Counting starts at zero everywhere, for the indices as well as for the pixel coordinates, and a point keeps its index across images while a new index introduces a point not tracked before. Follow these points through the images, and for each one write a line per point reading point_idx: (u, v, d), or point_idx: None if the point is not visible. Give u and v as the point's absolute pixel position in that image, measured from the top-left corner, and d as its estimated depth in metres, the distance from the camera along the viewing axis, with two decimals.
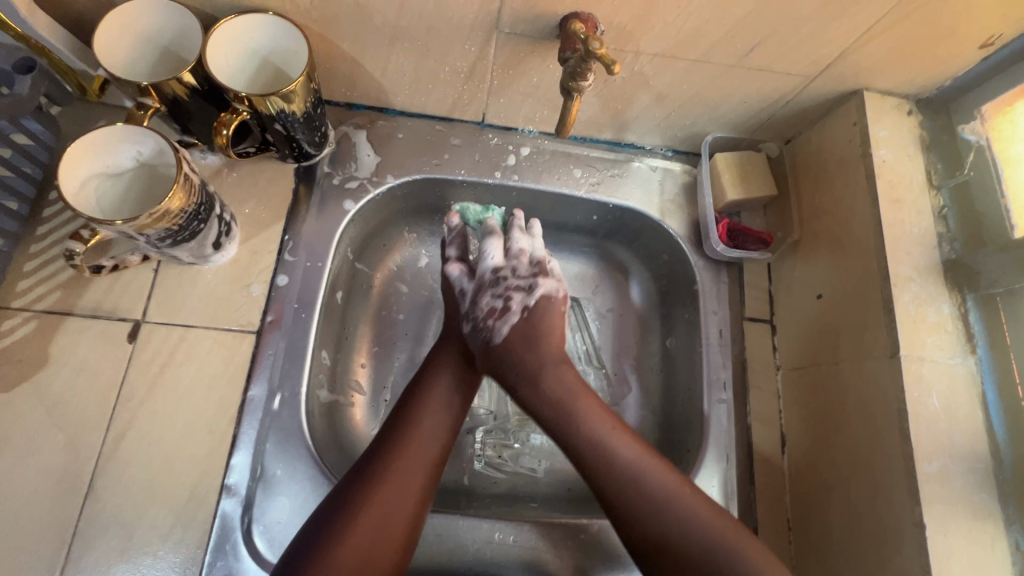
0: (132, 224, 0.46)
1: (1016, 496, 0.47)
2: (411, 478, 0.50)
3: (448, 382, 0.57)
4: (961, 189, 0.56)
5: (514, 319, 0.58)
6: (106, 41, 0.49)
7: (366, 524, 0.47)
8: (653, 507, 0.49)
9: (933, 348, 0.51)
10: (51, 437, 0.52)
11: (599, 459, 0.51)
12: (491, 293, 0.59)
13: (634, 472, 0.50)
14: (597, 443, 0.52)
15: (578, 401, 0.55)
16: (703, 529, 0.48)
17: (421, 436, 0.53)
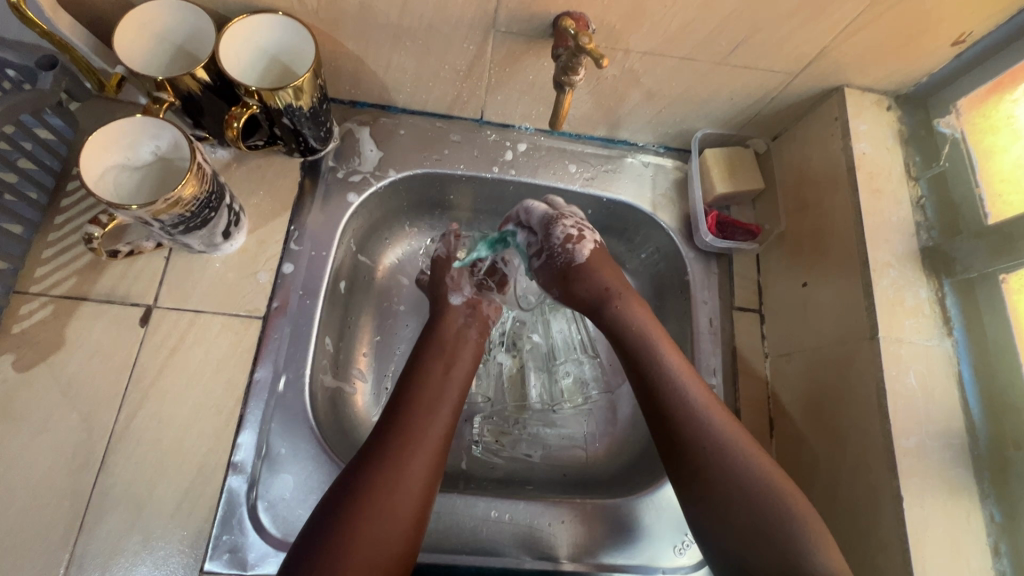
0: (148, 209, 0.49)
1: (991, 469, 0.50)
2: (418, 464, 0.52)
3: (439, 366, 0.60)
4: (937, 179, 0.59)
5: (589, 246, 0.64)
6: (124, 39, 0.52)
7: (378, 508, 0.48)
8: (725, 460, 0.50)
9: (911, 331, 0.53)
10: (67, 416, 0.55)
11: (693, 436, 0.52)
12: (566, 221, 0.64)
13: (729, 455, 0.51)
14: (694, 416, 0.53)
15: (676, 371, 0.55)
16: (778, 499, 0.48)
17: (427, 425, 0.54)
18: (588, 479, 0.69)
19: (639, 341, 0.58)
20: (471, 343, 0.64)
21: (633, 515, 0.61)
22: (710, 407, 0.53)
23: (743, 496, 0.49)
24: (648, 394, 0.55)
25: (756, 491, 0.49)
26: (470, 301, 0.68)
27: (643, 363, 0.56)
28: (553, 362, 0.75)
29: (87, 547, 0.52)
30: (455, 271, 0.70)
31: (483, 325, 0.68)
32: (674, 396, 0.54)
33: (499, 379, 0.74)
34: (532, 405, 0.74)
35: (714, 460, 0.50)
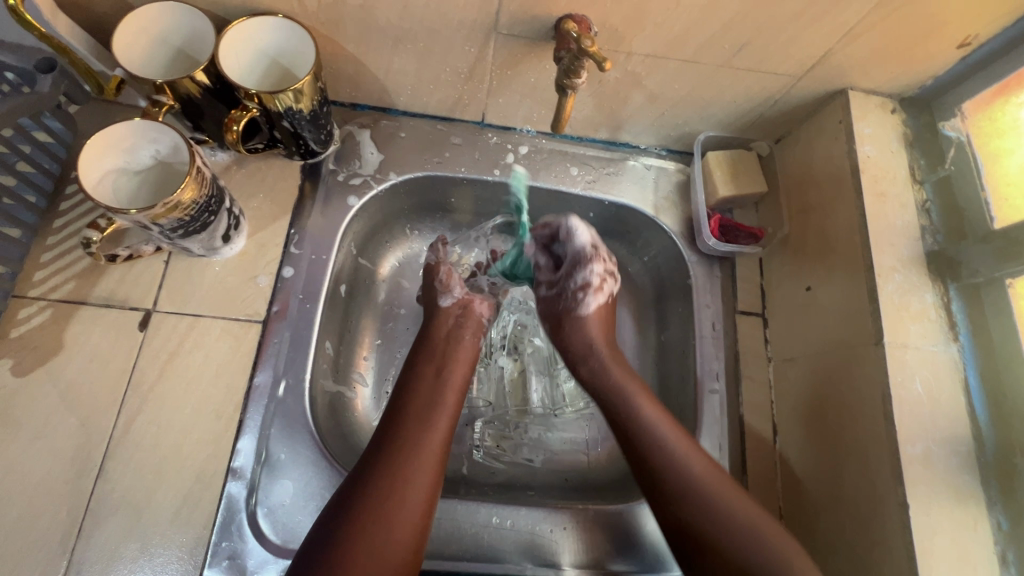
0: (147, 213, 0.49)
1: (997, 476, 0.49)
2: (418, 472, 0.51)
3: (430, 371, 0.60)
4: (942, 183, 0.58)
5: (603, 300, 0.67)
6: (123, 42, 0.52)
7: (379, 521, 0.48)
8: (704, 504, 0.51)
9: (917, 336, 0.52)
10: (65, 421, 0.54)
11: (677, 486, 0.52)
12: (593, 269, 0.66)
13: (716, 504, 0.50)
14: (675, 465, 0.53)
15: (653, 418, 0.56)
16: (761, 543, 0.49)
17: (424, 432, 0.54)
18: (589, 485, 0.69)
19: (612, 387, 0.59)
20: (464, 345, 0.64)
21: (635, 521, 0.60)
22: (691, 456, 0.53)
23: (730, 544, 0.49)
24: (627, 439, 0.56)
25: (745, 540, 0.49)
26: (461, 301, 0.67)
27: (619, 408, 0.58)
28: (555, 366, 0.75)
29: (85, 555, 0.51)
30: (443, 275, 0.69)
31: (475, 322, 0.66)
32: (653, 444, 0.54)
33: (501, 384, 0.74)
34: (533, 410, 0.73)
35: (695, 505, 0.51)
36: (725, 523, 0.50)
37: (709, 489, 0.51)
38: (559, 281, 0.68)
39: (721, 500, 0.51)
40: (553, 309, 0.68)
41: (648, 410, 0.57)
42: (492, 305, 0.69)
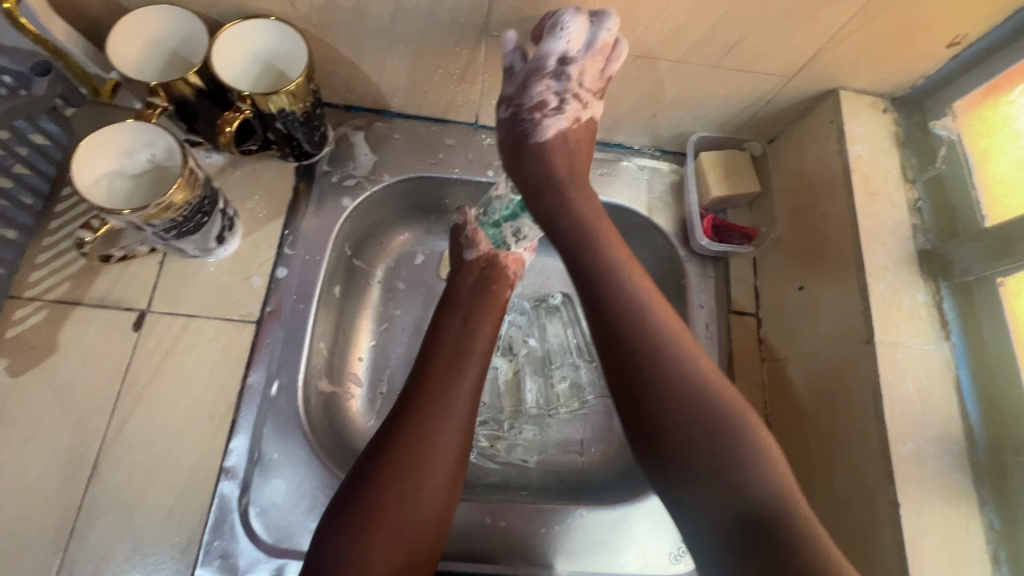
0: (139, 214, 0.49)
1: (990, 476, 0.49)
2: (450, 421, 0.52)
3: (457, 321, 0.60)
4: (934, 182, 0.58)
5: (559, 124, 0.58)
6: (117, 43, 0.52)
7: (411, 465, 0.49)
8: (655, 358, 0.49)
9: (908, 335, 0.52)
10: (59, 421, 0.55)
11: (631, 351, 0.50)
12: (546, 83, 0.55)
13: (664, 378, 0.49)
14: (644, 327, 0.50)
15: (619, 268, 0.53)
16: (714, 411, 0.47)
17: (456, 382, 0.55)
18: (584, 485, 0.69)
19: (583, 238, 0.55)
20: (493, 295, 0.63)
21: (624, 523, 0.60)
22: (660, 319, 0.51)
23: (675, 404, 0.48)
24: (587, 288, 0.53)
25: (699, 413, 0.47)
26: (486, 256, 0.66)
27: (585, 259, 0.54)
28: (549, 366, 0.75)
29: (78, 553, 0.51)
30: (469, 231, 0.66)
31: (505, 278, 0.65)
32: (620, 304, 0.51)
33: (495, 384, 0.74)
34: (527, 410, 0.73)
35: (650, 359, 0.49)
36: (675, 396, 0.48)
37: (675, 360, 0.49)
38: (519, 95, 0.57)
39: (680, 368, 0.49)
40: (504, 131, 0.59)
41: (623, 265, 0.54)
42: (519, 259, 0.67)
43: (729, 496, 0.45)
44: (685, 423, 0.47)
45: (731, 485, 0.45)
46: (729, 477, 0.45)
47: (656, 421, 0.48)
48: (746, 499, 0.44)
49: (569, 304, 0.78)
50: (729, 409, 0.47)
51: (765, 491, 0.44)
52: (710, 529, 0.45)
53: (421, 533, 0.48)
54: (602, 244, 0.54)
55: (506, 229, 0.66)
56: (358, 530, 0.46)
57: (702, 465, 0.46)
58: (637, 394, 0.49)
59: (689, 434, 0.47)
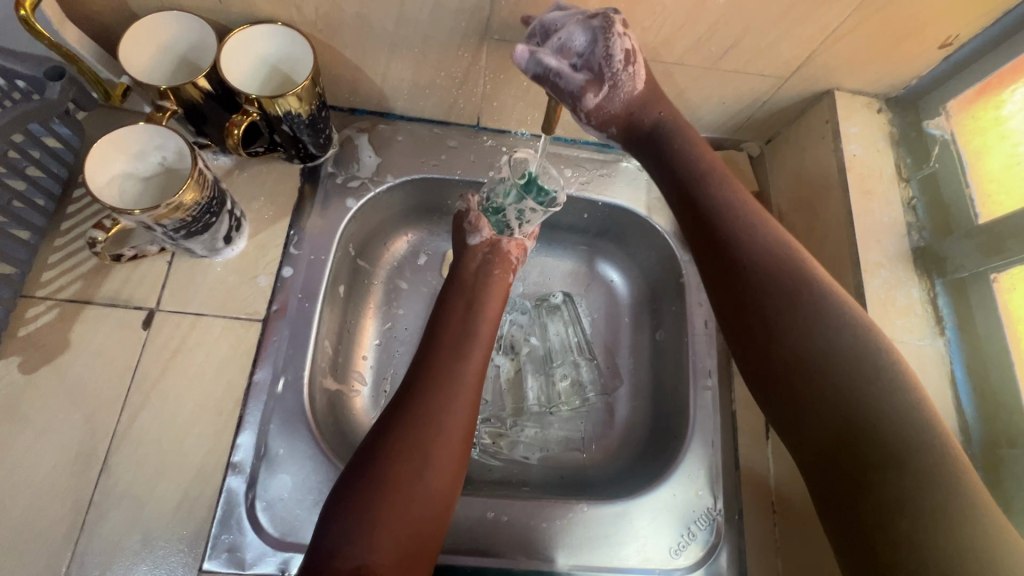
0: (150, 214, 0.50)
1: (984, 468, 0.50)
2: (455, 402, 0.54)
3: (461, 304, 0.62)
4: (928, 180, 0.59)
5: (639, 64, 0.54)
6: (129, 48, 0.54)
7: (417, 442, 0.50)
8: (793, 302, 0.47)
9: (903, 330, 0.53)
10: (70, 416, 0.56)
11: (766, 294, 0.48)
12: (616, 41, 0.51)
13: (804, 322, 0.46)
14: (765, 259, 0.49)
15: (750, 216, 0.52)
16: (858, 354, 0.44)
17: (461, 364, 0.57)
18: (585, 482, 0.70)
19: (702, 178, 0.55)
20: (494, 280, 0.65)
21: (626, 517, 0.61)
22: (785, 262, 0.49)
23: (818, 351, 0.45)
24: (711, 236, 0.52)
25: (820, 343, 0.45)
26: (489, 240, 0.67)
27: (706, 198, 0.53)
28: (551, 364, 0.76)
29: (90, 546, 0.52)
30: (472, 218, 0.67)
31: (507, 265, 0.67)
32: (746, 248, 0.50)
33: (497, 382, 0.75)
34: (529, 408, 0.74)
35: (786, 304, 0.47)
36: (798, 326, 0.46)
37: (811, 307, 0.46)
38: (599, 79, 0.53)
39: (803, 299, 0.47)
40: (614, 114, 0.57)
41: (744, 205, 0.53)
42: (521, 245, 0.68)
43: (851, 424, 0.42)
44: (803, 352, 0.45)
45: (850, 415, 0.42)
46: (852, 404, 0.42)
47: (775, 351, 0.47)
48: (870, 430, 0.41)
49: (571, 303, 0.79)
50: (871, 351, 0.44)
51: (897, 423, 0.41)
52: (823, 459, 0.43)
53: (427, 510, 0.49)
54: (718, 185, 0.54)
55: (507, 214, 0.66)
56: (364, 507, 0.46)
57: (821, 395, 0.44)
58: (758, 324, 0.48)
59: (811, 363, 0.45)
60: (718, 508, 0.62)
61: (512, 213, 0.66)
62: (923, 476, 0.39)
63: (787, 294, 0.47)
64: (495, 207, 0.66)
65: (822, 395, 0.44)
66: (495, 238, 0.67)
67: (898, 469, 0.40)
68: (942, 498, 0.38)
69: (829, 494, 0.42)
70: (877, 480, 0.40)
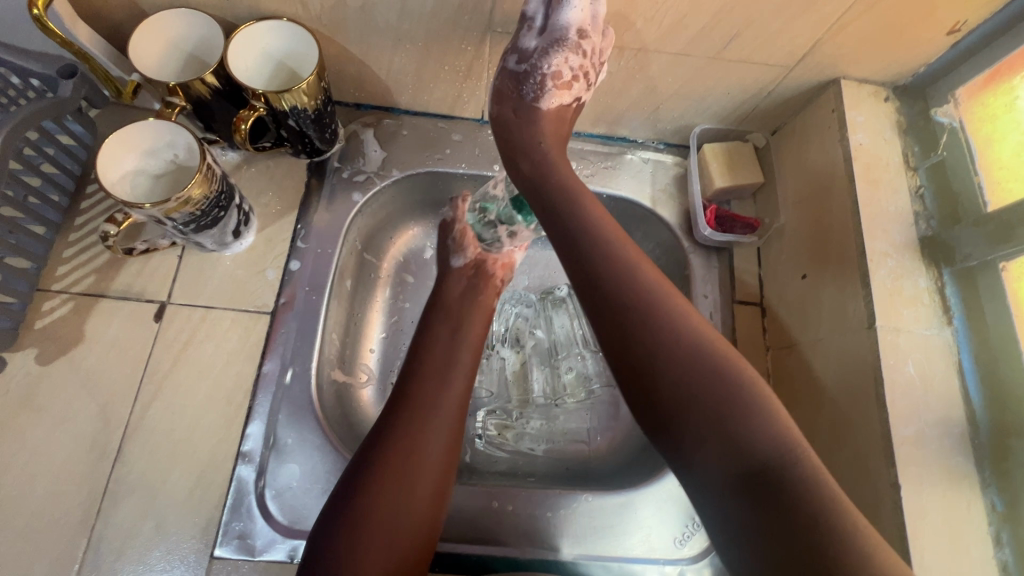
0: (160, 208, 0.51)
1: (991, 458, 0.49)
2: (437, 430, 0.53)
3: (445, 332, 0.62)
4: (936, 169, 0.58)
5: (565, 94, 0.62)
6: (140, 44, 0.55)
7: (395, 471, 0.50)
8: (652, 313, 0.48)
9: (910, 320, 0.53)
10: (86, 406, 0.57)
11: (627, 306, 0.48)
12: (572, 61, 0.58)
13: (663, 331, 0.47)
14: (617, 272, 0.50)
15: (607, 231, 0.53)
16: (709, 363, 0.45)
17: (442, 391, 0.56)
18: (590, 473, 0.71)
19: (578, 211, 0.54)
20: (480, 303, 0.66)
21: (629, 508, 0.61)
22: (645, 275, 0.50)
23: (678, 362, 0.45)
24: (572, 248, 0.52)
25: (688, 368, 0.45)
26: (473, 261, 0.69)
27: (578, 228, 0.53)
28: (556, 357, 0.76)
29: (104, 532, 0.54)
30: (456, 234, 0.70)
31: (492, 286, 0.68)
32: (603, 260, 0.51)
33: (503, 375, 0.75)
34: (534, 400, 0.75)
35: (645, 319, 0.47)
36: (659, 342, 0.46)
37: (667, 319, 0.47)
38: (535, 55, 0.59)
39: (664, 325, 0.47)
40: (511, 92, 0.62)
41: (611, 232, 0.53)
42: (507, 265, 0.70)
43: (731, 448, 0.42)
44: (668, 364, 0.45)
45: (727, 440, 0.42)
46: (717, 417, 0.43)
47: (654, 382, 0.46)
48: (748, 454, 0.41)
49: (576, 296, 0.79)
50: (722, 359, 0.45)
51: (768, 443, 0.41)
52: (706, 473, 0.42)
53: (407, 539, 0.48)
54: (585, 203, 0.55)
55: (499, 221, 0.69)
56: (349, 539, 0.47)
57: (700, 424, 0.43)
58: (633, 355, 0.47)
59: (687, 392, 0.44)
60: None
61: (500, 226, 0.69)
62: (805, 499, 0.39)
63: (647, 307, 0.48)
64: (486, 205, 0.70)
65: (702, 421, 0.43)
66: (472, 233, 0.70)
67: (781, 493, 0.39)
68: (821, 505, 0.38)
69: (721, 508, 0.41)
70: (765, 501, 0.39)
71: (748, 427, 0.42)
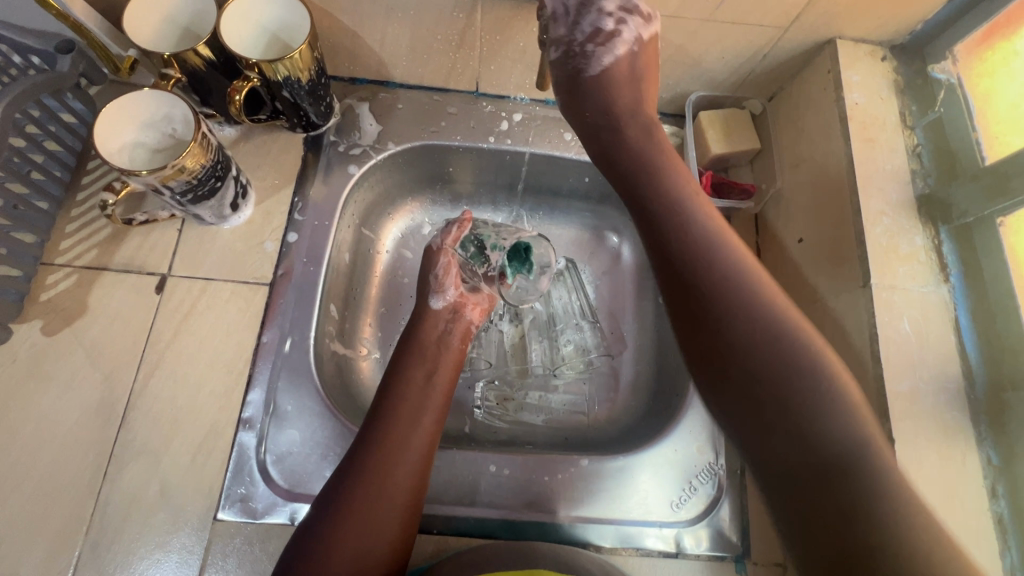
0: (157, 175, 0.52)
1: (988, 412, 0.49)
2: (401, 476, 0.52)
3: (421, 375, 0.60)
4: (934, 126, 0.58)
5: (618, 49, 0.56)
6: (135, 20, 0.56)
7: (357, 521, 0.49)
8: (736, 302, 0.44)
9: (905, 278, 0.52)
10: (91, 375, 0.58)
11: (711, 289, 0.45)
12: (605, 10, 0.55)
13: (753, 317, 0.44)
14: (706, 255, 0.47)
15: (693, 211, 0.50)
16: (796, 361, 0.42)
17: (411, 436, 0.55)
18: (588, 441, 0.71)
19: (663, 197, 0.52)
20: (452, 350, 0.64)
21: (625, 475, 0.62)
22: (736, 261, 0.47)
23: (765, 355, 0.42)
24: (654, 225, 0.50)
25: (774, 357, 0.42)
26: (452, 304, 0.66)
27: (658, 208, 0.51)
28: (554, 330, 0.76)
29: (111, 496, 0.55)
30: (440, 269, 0.67)
31: (464, 330, 0.66)
32: (691, 242, 0.48)
33: (502, 347, 0.76)
34: (533, 370, 0.75)
35: (730, 304, 0.44)
36: (745, 328, 0.43)
37: (751, 307, 0.44)
38: (570, 34, 0.57)
39: (750, 312, 0.44)
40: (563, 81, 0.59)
41: (703, 216, 0.50)
42: (484, 311, 0.69)
43: (806, 447, 0.39)
44: (751, 356, 0.43)
45: (799, 436, 0.40)
46: (802, 418, 0.40)
47: (731, 364, 0.43)
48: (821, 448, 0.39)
49: (573, 269, 0.80)
50: (809, 360, 0.42)
51: (844, 444, 0.39)
52: (778, 465, 0.40)
53: None
54: (668, 185, 0.53)
55: (489, 258, 0.69)
56: None
57: (774, 414, 0.41)
58: (718, 342, 0.44)
59: (769, 380, 0.42)
60: (719, 464, 0.63)
61: (482, 266, 0.69)
62: (875, 505, 0.36)
63: (731, 294, 0.45)
64: (482, 244, 0.70)
65: (782, 411, 0.41)
66: (467, 267, 0.70)
67: (848, 492, 0.37)
68: (887, 513, 0.36)
69: (791, 502, 0.39)
70: (829, 501, 0.37)
71: (828, 429, 0.39)
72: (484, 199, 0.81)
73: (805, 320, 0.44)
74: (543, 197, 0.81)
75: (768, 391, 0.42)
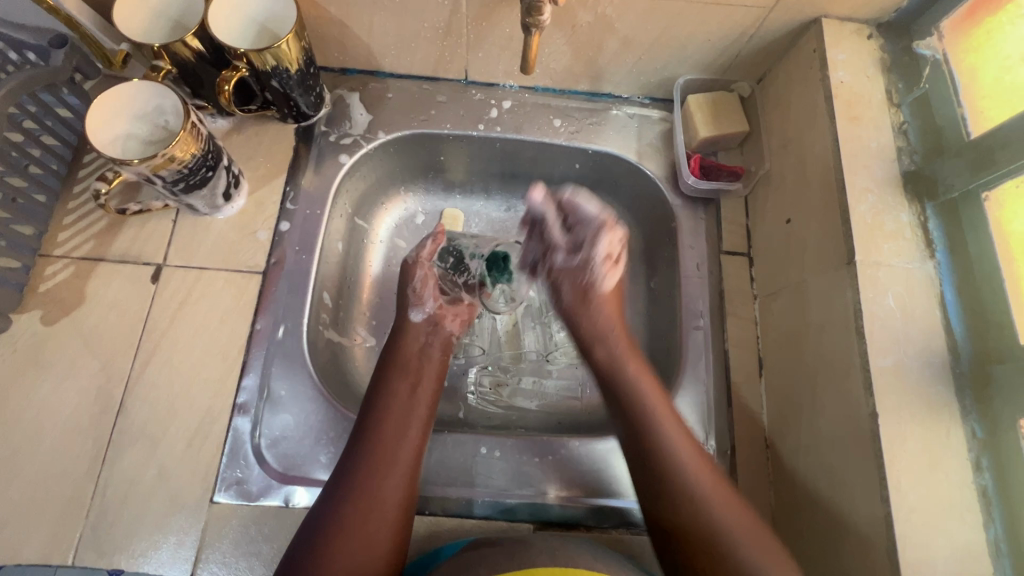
0: (147, 163, 0.53)
1: (973, 386, 0.49)
2: (391, 489, 0.52)
3: (405, 388, 0.59)
4: (920, 103, 0.58)
5: (604, 286, 0.66)
6: (125, 13, 0.57)
7: (348, 540, 0.49)
8: (676, 476, 0.52)
9: (891, 254, 0.52)
10: (90, 363, 0.60)
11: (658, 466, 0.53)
12: (606, 239, 0.66)
13: (691, 487, 0.51)
14: (654, 431, 0.54)
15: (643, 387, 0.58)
16: (727, 530, 0.49)
17: (397, 448, 0.54)
18: (582, 426, 0.71)
19: (618, 380, 0.59)
20: (434, 363, 0.64)
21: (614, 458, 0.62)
22: (678, 438, 0.54)
23: (701, 522, 0.49)
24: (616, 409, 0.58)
25: (710, 522, 0.49)
26: (432, 317, 0.67)
27: (617, 400, 0.58)
28: (547, 315, 0.77)
29: (110, 480, 0.56)
30: (418, 282, 0.68)
31: (445, 341, 0.66)
32: (639, 418, 0.56)
33: (495, 333, 0.76)
34: (527, 356, 0.76)
35: (673, 476, 0.52)
36: (688, 494, 0.51)
37: (687, 482, 0.51)
38: (572, 247, 0.68)
39: (687, 482, 0.51)
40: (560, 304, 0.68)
41: (652, 396, 0.57)
42: (463, 321, 0.70)
43: None
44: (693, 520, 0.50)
45: None
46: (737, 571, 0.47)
47: (676, 522, 0.50)
48: None
49: None
50: (737, 527, 0.49)
51: None
52: None
53: None
54: (623, 368, 0.60)
55: (469, 266, 0.73)
56: None
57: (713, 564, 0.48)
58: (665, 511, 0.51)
59: (710, 543, 0.49)
60: (709, 444, 0.63)
61: (461, 277, 0.73)
62: None
63: (679, 489, 0.51)
64: (460, 255, 0.74)
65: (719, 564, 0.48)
66: (448, 277, 0.72)
67: None
68: None
69: None
70: None
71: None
72: (477, 188, 0.82)
73: (731, 494, 0.51)
74: (535, 185, 0.81)
75: (709, 553, 0.48)
